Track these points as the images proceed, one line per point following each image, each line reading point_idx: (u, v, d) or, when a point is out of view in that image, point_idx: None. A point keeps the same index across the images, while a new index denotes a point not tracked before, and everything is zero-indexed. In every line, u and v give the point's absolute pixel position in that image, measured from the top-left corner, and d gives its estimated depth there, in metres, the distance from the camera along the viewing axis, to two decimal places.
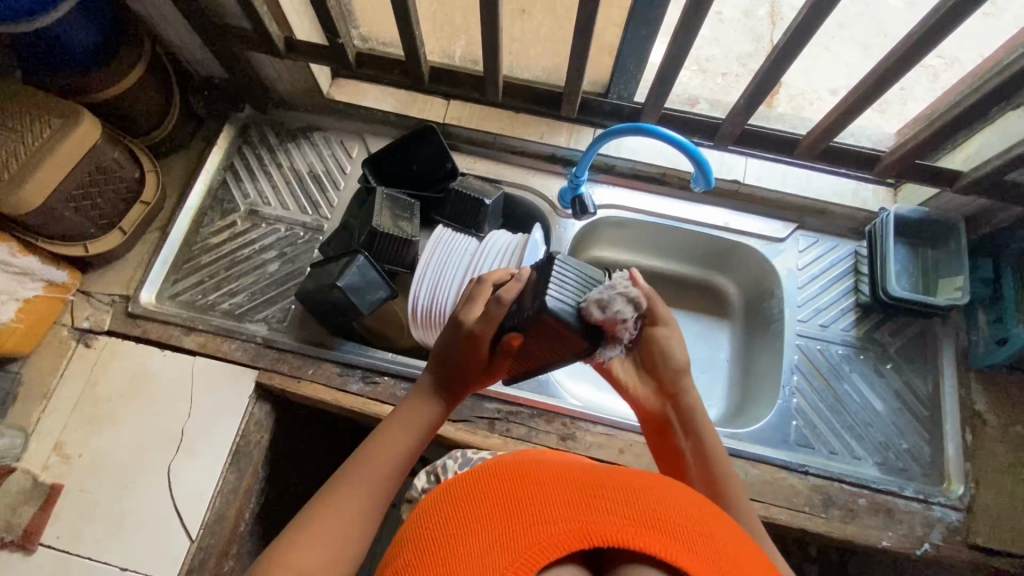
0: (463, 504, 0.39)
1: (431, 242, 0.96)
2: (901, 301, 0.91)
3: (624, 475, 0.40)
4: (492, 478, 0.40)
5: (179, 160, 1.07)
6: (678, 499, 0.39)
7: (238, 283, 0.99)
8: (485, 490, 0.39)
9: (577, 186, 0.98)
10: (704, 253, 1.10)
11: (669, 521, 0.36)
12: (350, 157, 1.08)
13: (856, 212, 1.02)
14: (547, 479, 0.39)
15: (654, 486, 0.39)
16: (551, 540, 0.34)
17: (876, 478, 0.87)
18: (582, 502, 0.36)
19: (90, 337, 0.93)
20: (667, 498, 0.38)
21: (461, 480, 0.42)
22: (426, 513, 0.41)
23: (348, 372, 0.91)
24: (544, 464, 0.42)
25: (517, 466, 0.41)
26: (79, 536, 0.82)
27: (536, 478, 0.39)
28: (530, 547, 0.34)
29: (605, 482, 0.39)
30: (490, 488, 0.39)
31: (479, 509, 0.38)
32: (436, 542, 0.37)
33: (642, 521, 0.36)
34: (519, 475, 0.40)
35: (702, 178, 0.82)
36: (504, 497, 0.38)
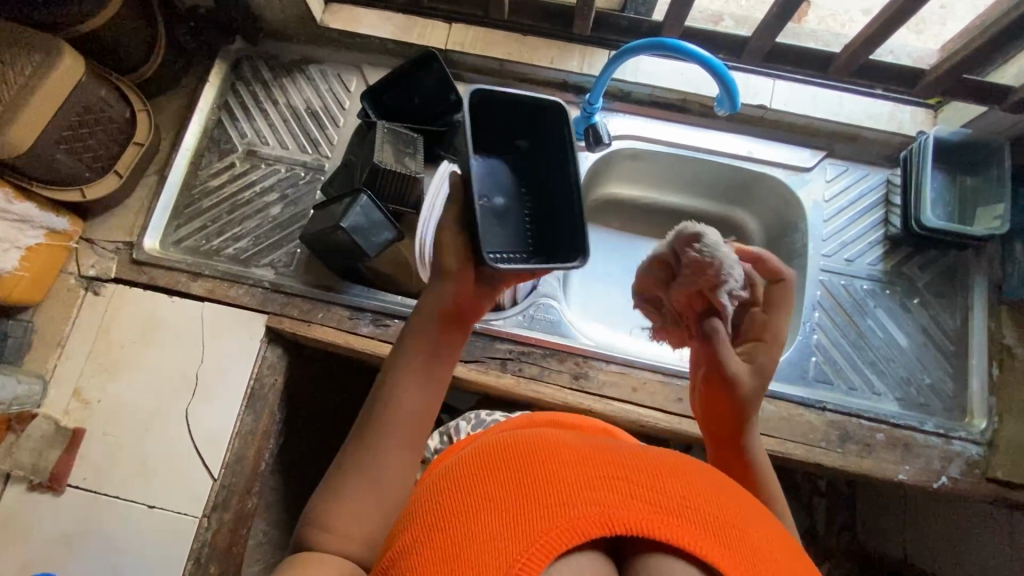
0: (481, 485, 0.38)
1: (437, 176, 0.92)
2: (926, 234, 0.87)
3: (647, 462, 0.40)
4: (510, 458, 0.40)
5: (172, 100, 1.02)
6: (703, 486, 0.39)
7: (242, 227, 0.96)
8: (504, 470, 0.39)
9: (591, 115, 0.92)
10: (724, 187, 1.04)
11: (695, 511, 0.36)
12: (348, 91, 1.02)
13: (890, 137, 0.94)
14: (572, 463, 0.38)
15: (677, 475, 0.39)
16: (574, 525, 0.34)
17: (896, 413, 0.85)
18: (608, 489, 0.36)
19: (98, 285, 0.92)
20: (692, 487, 0.38)
21: (480, 461, 0.41)
22: (442, 490, 0.40)
23: (357, 316, 0.90)
24: (566, 445, 0.41)
25: (540, 446, 0.41)
26: (106, 478, 0.84)
27: (559, 459, 0.39)
28: (551, 530, 0.34)
29: (627, 466, 0.39)
30: (510, 469, 0.39)
31: (500, 486, 0.38)
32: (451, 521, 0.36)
33: (666, 509, 0.36)
34: (536, 457, 0.39)
35: (727, 100, 0.75)
36: (524, 478, 0.37)
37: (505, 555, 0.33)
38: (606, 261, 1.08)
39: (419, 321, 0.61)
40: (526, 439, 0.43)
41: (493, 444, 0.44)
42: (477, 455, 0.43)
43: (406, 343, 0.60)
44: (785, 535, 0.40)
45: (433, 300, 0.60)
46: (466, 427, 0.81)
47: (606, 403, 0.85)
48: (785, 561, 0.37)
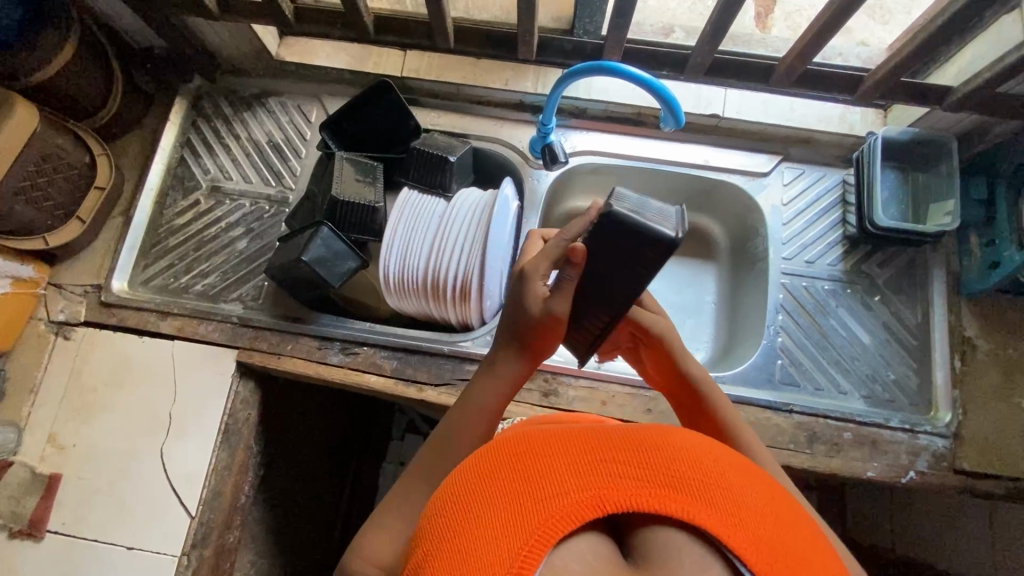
0: (469, 488, 0.36)
1: (398, 205, 0.92)
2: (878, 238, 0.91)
3: (632, 430, 0.37)
4: (496, 453, 0.37)
5: (134, 140, 1.03)
6: (694, 444, 0.36)
7: (209, 263, 0.97)
8: (492, 468, 0.36)
9: (546, 135, 0.94)
10: (689, 195, 1.06)
11: (686, 476, 0.34)
12: (309, 122, 1.03)
13: (843, 139, 0.96)
14: (554, 445, 0.36)
15: (665, 435, 0.36)
16: (565, 512, 0.32)
17: (862, 411, 0.86)
18: (593, 469, 0.34)
19: (68, 329, 0.93)
20: (685, 449, 0.35)
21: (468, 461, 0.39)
22: (438, 495, 0.38)
23: (326, 345, 0.91)
24: (548, 430, 0.39)
25: (520, 435, 0.38)
26: (84, 521, 0.85)
27: (542, 447, 0.36)
28: (543, 523, 0.32)
29: (612, 440, 0.36)
30: (498, 467, 0.36)
31: (489, 484, 0.35)
32: (450, 532, 0.34)
33: (656, 481, 0.33)
34: (521, 445, 0.37)
35: (671, 118, 0.76)
36: (510, 473, 0.35)
37: (500, 561, 0.31)
38: None
39: (487, 400, 0.60)
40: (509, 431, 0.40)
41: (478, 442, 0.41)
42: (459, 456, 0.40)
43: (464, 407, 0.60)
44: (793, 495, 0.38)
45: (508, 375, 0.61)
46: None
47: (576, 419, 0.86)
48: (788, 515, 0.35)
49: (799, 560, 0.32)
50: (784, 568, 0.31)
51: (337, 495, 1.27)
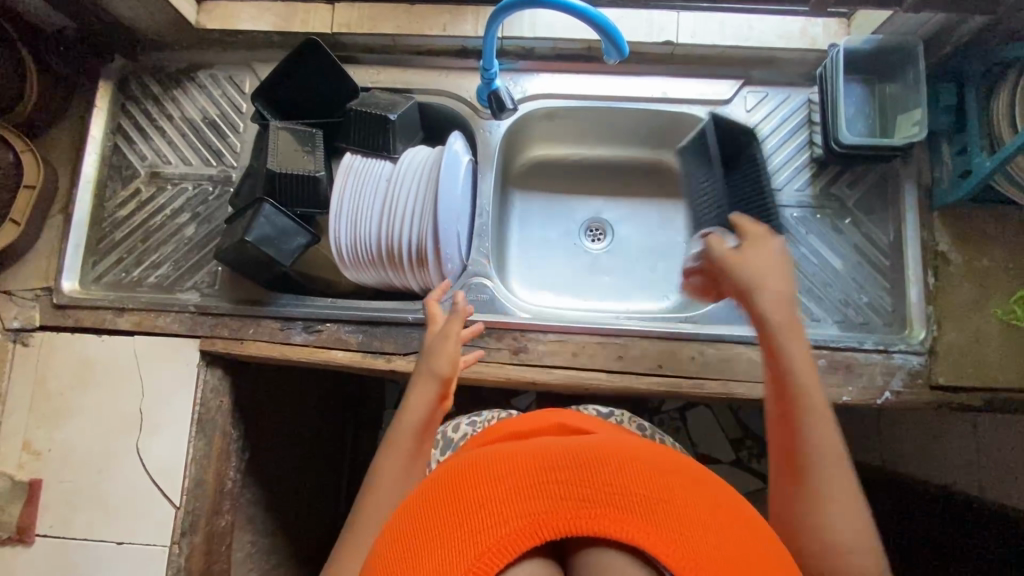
0: (416, 521, 0.36)
1: (342, 171, 0.87)
2: (835, 157, 0.88)
3: (586, 448, 0.37)
4: (449, 482, 0.37)
5: (61, 132, 0.96)
6: (646, 461, 0.37)
7: (159, 253, 0.94)
8: (441, 498, 0.36)
9: (491, 81, 0.87)
10: (649, 131, 1.01)
11: (635, 493, 0.34)
12: (243, 93, 0.98)
13: (805, 54, 0.91)
14: (501, 469, 0.36)
15: (616, 452, 0.37)
16: (504, 543, 0.33)
17: (836, 336, 0.85)
18: (534, 495, 0.34)
19: (25, 336, 0.90)
20: (634, 467, 0.36)
21: (420, 491, 0.39)
22: (388, 526, 0.38)
23: (289, 326, 0.89)
24: (502, 452, 0.39)
25: (470, 462, 0.39)
26: (71, 523, 0.86)
27: (491, 472, 0.36)
28: (482, 555, 0.32)
29: (558, 457, 0.36)
30: (446, 496, 0.36)
31: (432, 517, 0.35)
32: (394, 565, 0.34)
33: (603, 503, 0.34)
34: (471, 472, 0.37)
35: (613, 50, 0.71)
36: (453, 505, 0.35)
37: None
38: (543, 224, 1.07)
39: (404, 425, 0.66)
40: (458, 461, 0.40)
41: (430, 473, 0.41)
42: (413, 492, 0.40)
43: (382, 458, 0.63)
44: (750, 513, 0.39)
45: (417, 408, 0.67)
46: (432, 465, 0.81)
47: (547, 373, 0.85)
48: (738, 534, 0.35)
49: None
50: None
51: (334, 468, 1.29)
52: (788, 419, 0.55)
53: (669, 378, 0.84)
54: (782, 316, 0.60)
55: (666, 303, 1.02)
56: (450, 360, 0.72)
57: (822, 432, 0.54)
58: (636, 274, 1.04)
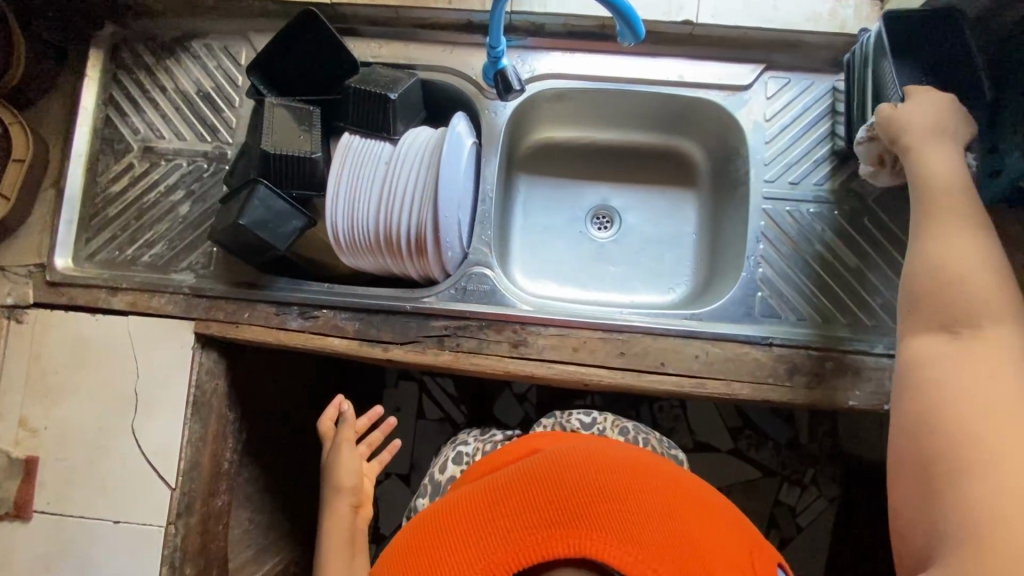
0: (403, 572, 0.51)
1: (340, 151, 0.84)
2: (916, 25, 0.74)
3: (510, 483, 0.54)
4: (426, 543, 0.53)
5: (51, 103, 0.93)
6: (555, 475, 0.53)
7: (153, 232, 0.91)
8: (420, 555, 0.52)
9: (498, 60, 0.82)
10: (662, 115, 0.97)
11: (552, 505, 0.49)
12: (239, 65, 0.94)
13: (833, 38, 0.85)
14: (458, 530, 0.52)
15: (529, 480, 0.53)
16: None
17: (846, 339, 0.82)
18: (482, 536, 0.49)
19: (20, 312, 0.89)
20: (543, 487, 0.51)
21: (406, 549, 0.55)
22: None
23: (285, 311, 0.87)
24: (455, 506, 0.56)
25: (436, 522, 0.55)
26: (68, 500, 0.86)
27: (452, 532, 0.52)
28: None
29: (496, 500, 0.53)
30: (423, 553, 0.52)
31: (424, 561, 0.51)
32: None
33: (536, 527, 0.48)
34: (438, 532, 0.53)
35: (629, 33, 0.66)
36: (440, 543, 0.52)
37: None
38: (548, 210, 1.04)
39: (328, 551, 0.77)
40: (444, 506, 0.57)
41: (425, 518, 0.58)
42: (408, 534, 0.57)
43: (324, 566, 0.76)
44: (653, 491, 0.54)
45: (335, 531, 0.78)
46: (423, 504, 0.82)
47: (546, 367, 0.83)
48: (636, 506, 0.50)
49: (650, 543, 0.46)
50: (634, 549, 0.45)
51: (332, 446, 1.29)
52: (919, 222, 0.62)
53: (672, 376, 0.82)
54: (947, 171, 0.63)
55: (672, 297, 0.99)
56: (353, 473, 0.81)
57: (945, 243, 0.59)
58: (643, 265, 1.01)
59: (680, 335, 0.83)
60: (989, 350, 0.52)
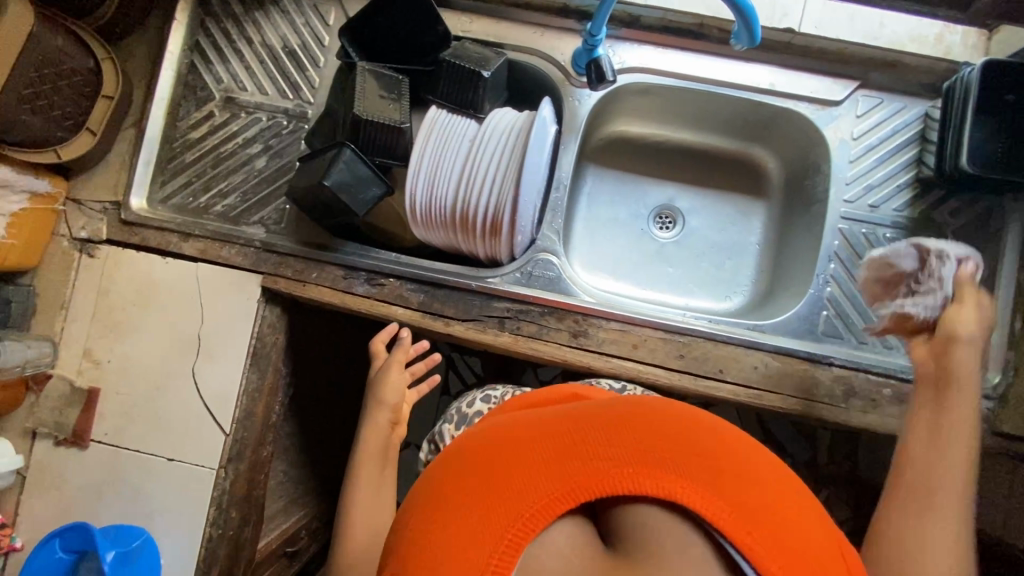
0: (430, 494, 0.38)
1: (426, 124, 0.84)
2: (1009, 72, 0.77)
3: (585, 414, 0.40)
4: (462, 461, 0.39)
5: (138, 42, 0.94)
6: (644, 411, 0.40)
7: (227, 182, 0.92)
8: (459, 468, 0.39)
9: (594, 48, 0.82)
10: (743, 122, 0.96)
11: (646, 446, 0.36)
12: (327, 25, 0.93)
13: (936, 63, 0.84)
14: (508, 452, 0.38)
15: (613, 412, 0.40)
16: (534, 510, 0.34)
17: (906, 368, 0.82)
18: (547, 462, 0.36)
19: (91, 247, 0.91)
20: (635, 421, 0.38)
21: (434, 464, 0.42)
22: (409, 497, 0.40)
23: (351, 275, 0.88)
24: (504, 427, 0.42)
25: (476, 442, 0.41)
26: (125, 434, 0.88)
27: (501, 450, 0.38)
28: (515, 526, 0.34)
29: (569, 427, 0.39)
30: (459, 472, 0.38)
31: (462, 487, 0.37)
32: (419, 548, 0.35)
33: (623, 462, 0.36)
34: (482, 448, 0.40)
35: (745, 35, 0.65)
36: (484, 461, 0.38)
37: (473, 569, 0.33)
38: (612, 204, 1.04)
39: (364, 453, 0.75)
40: (478, 428, 0.45)
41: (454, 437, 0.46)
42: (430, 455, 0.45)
43: (357, 471, 0.73)
44: (764, 452, 0.40)
45: (369, 438, 0.76)
46: (448, 431, 0.77)
47: (605, 361, 0.84)
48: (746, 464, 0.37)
49: (763, 512, 0.34)
50: (747, 516, 0.34)
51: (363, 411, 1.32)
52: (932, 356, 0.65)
53: (728, 385, 0.83)
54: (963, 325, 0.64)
55: (728, 305, 0.99)
56: (397, 395, 0.80)
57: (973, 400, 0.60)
58: (702, 270, 1.00)
59: (740, 344, 0.84)
60: (956, 423, 0.59)
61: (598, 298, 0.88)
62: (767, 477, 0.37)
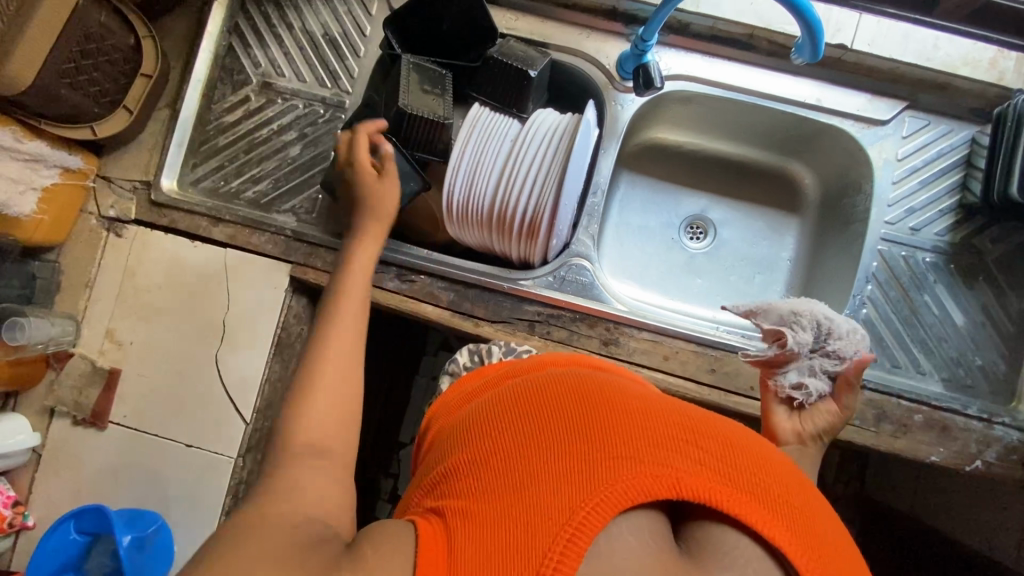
0: (542, 425, 0.42)
1: (467, 123, 0.83)
2: None
3: (701, 421, 0.43)
4: (578, 404, 0.43)
5: (177, 21, 0.93)
6: (751, 447, 0.42)
7: (260, 168, 0.91)
8: (574, 410, 0.42)
9: (643, 53, 0.81)
10: (784, 136, 0.95)
11: (751, 478, 0.39)
12: (370, 15, 0.92)
13: (986, 88, 0.83)
14: (626, 419, 0.41)
15: (723, 433, 0.42)
16: (635, 483, 0.37)
17: (938, 395, 0.81)
18: (662, 447, 0.39)
19: (119, 226, 0.90)
20: (746, 454, 0.41)
21: (543, 392, 0.45)
22: (513, 417, 0.44)
23: (382, 270, 0.87)
24: (618, 391, 0.45)
25: (593, 392, 0.44)
26: (144, 417, 0.87)
27: (620, 413, 0.42)
28: (613, 485, 0.37)
29: (685, 424, 0.42)
30: (574, 415, 0.42)
31: (580, 430, 0.40)
32: (521, 474, 0.39)
33: (728, 478, 0.39)
34: (600, 401, 0.43)
35: (808, 48, 0.65)
36: (602, 416, 0.41)
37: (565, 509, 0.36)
38: (644, 212, 1.03)
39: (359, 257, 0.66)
40: (576, 379, 0.47)
41: (549, 378, 0.48)
42: (521, 388, 0.47)
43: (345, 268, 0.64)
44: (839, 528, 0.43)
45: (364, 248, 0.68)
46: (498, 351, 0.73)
47: (634, 371, 0.82)
48: (829, 531, 0.40)
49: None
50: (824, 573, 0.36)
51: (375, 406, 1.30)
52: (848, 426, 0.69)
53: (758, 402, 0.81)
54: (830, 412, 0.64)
55: None
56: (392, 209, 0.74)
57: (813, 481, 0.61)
58: (733, 284, 0.99)
59: None
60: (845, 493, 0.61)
61: (630, 308, 0.87)
62: (845, 553, 0.39)
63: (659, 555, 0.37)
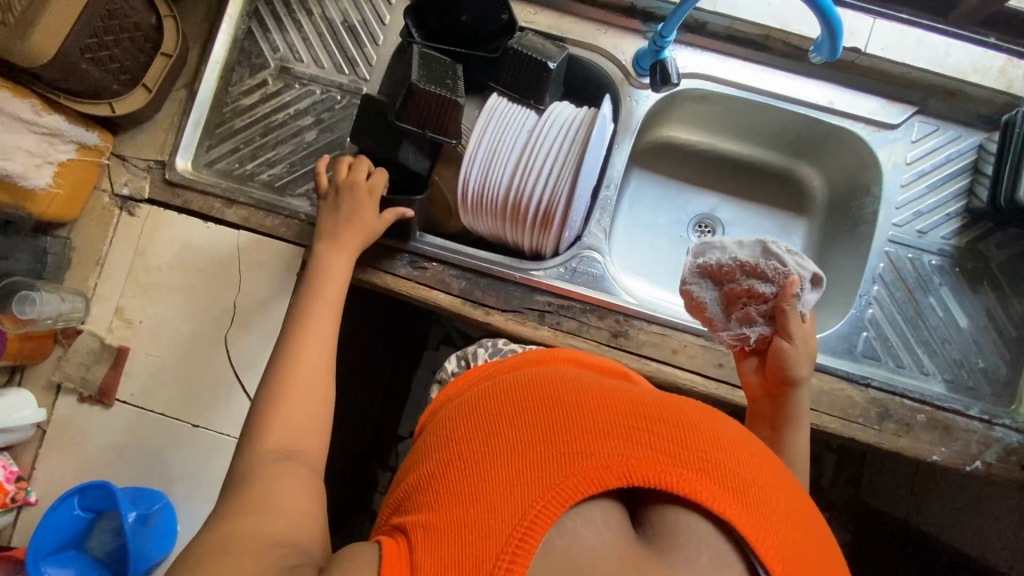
0: (498, 426, 0.42)
1: (484, 114, 0.83)
2: None
3: (661, 407, 0.43)
4: (535, 402, 0.43)
5: (197, 3, 0.94)
6: (712, 427, 0.42)
7: (276, 152, 0.92)
8: (532, 408, 0.42)
9: (661, 50, 0.82)
10: (794, 137, 0.96)
11: (709, 460, 0.39)
12: (389, 3, 0.93)
13: (995, 95, 0.85)
14: (584, 411, 0.41)
15: (681, 416, 0.42)
16: (588, 475, 0.38)
17: (941, 396, 0.82)
18: (616, 437, 0.40)
19: (132, 205, 0.90)
20: (704, 434, 0.41)
21: (504, 393, 0.46)
22: (474, 420, 0.44)
23: (394, 256, 0.87)
24: (580, 386, 0.45)
25: (552, 389, 0.44)
26: (150, 395, 0.87)
27: (578, 407, 0.42)
28: (567, 480, 0.38)
29: (644, 412, 0.42)
30: (532, 413, 0.42)
31: (533, 428, 0.41)
32: (477, 473, 0.39)
33: (685, 461, 0.39)
34: (559, 396, 0.43)
35: (827, 47, 0.66)
36: (558, 412, 0.42)
37: (520, 507, 0.37)
38: (654, 208, 1.04)
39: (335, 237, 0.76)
40: (540, 376, 0.47)
41: (510, 378, 0.48)
42: (482, 390, 0.48)
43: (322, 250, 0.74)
44: (808, 501, 0.43)
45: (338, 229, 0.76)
46: (482, 354, 0.74)
47: (643, 363, 0.83)
48: (792, 508, 0.40)
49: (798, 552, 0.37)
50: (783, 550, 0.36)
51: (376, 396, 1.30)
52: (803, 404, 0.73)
53: None
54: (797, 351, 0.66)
55: None
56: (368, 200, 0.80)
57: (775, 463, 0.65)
58: None
59: None
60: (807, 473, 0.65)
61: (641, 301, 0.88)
62: (808, 527, 0.39)
63: (617, 546, 0.37)
